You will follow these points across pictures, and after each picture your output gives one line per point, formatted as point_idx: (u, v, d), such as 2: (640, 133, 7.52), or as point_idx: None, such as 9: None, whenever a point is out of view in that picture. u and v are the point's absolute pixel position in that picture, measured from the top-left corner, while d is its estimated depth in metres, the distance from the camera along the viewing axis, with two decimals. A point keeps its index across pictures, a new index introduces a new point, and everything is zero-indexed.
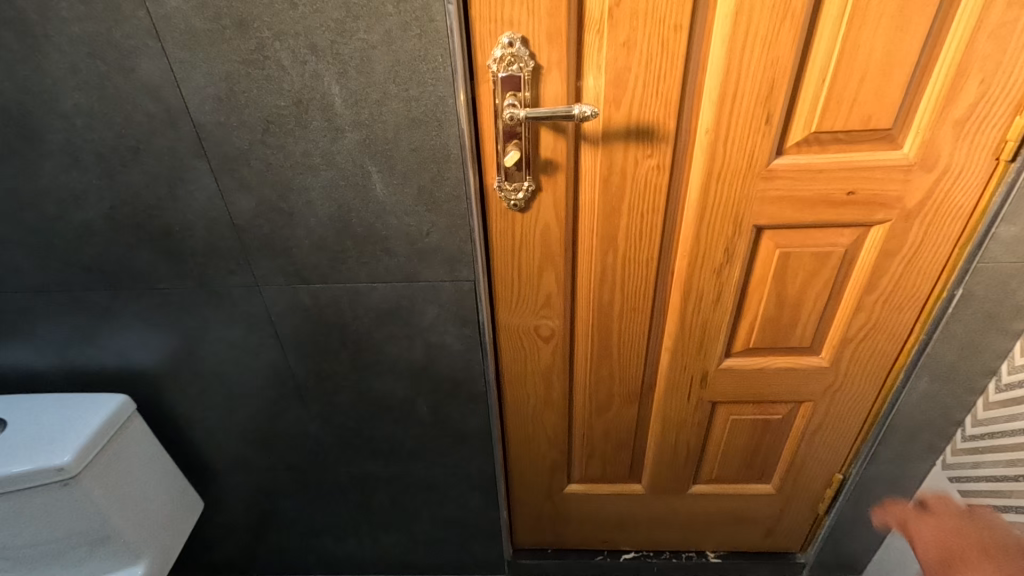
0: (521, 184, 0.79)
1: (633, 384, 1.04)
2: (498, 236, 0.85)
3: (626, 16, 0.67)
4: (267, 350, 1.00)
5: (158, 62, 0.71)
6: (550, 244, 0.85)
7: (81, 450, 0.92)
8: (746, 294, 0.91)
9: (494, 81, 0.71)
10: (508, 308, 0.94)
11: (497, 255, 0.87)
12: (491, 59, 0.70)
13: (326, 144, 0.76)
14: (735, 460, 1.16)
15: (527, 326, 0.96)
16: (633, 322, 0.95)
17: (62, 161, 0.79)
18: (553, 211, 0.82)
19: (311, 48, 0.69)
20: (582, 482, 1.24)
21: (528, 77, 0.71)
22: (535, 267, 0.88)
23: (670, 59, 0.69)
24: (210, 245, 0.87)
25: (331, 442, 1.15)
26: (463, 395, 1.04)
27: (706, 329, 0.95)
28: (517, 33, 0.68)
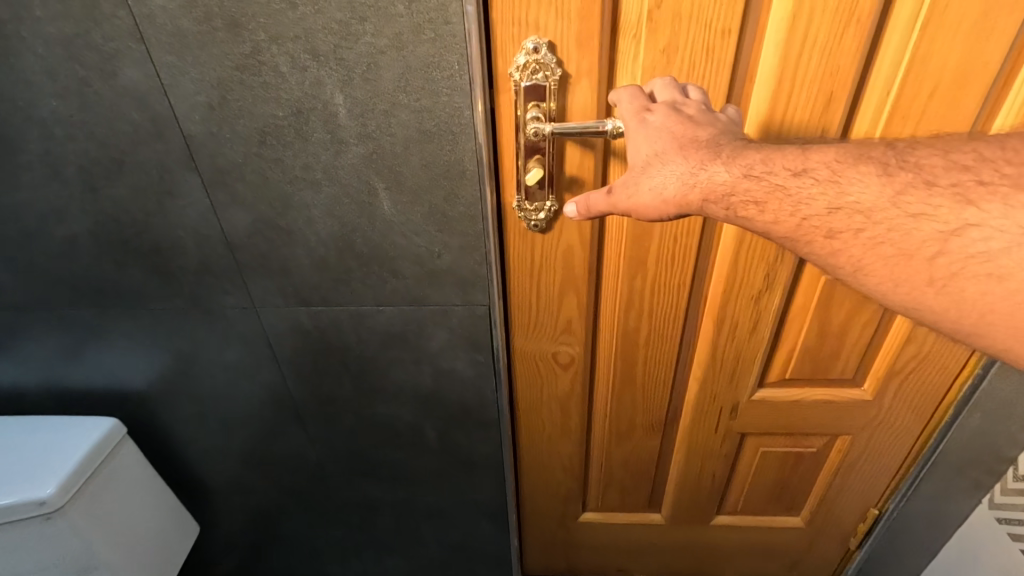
0: (542, 203, 0.71)
1: (656, 413, 0.96)
2: (515, 258, 0.78)
3: (667, 18, 0.59)
4: (264, 373, 0.93)
5: (143, 68, 0.64)
6: (573, 267, 0.78)
7: (64, 482, 0.87)
8: (785, 322, 0.84)
9: (516, 91, 0.63)
10: (524, 333, 0.87)
11: (515, 278, 0.80)
12: (514, 66, 0.62)
13: (328, 158, 0.69)
14: (762, 493, 1.09)
15: (545, 352, 0.89)
16: (659, 350, 0.87)
17: (42, 174, 0.72)
18: (578, 232, 0.75)
19: (312, 53, 0.61)
20: (598, 511, 1.17)
21: (554, 87, 0.63)
22: (555, 291, 0.81)
23: (715, 67, 0.61)
24: (203, 263, 0.80)
25: (331, 467, 1.08)
26: (473, 423, 0.97)
27: (739, 358, 0.87)
28: (543, 37, 0.61)
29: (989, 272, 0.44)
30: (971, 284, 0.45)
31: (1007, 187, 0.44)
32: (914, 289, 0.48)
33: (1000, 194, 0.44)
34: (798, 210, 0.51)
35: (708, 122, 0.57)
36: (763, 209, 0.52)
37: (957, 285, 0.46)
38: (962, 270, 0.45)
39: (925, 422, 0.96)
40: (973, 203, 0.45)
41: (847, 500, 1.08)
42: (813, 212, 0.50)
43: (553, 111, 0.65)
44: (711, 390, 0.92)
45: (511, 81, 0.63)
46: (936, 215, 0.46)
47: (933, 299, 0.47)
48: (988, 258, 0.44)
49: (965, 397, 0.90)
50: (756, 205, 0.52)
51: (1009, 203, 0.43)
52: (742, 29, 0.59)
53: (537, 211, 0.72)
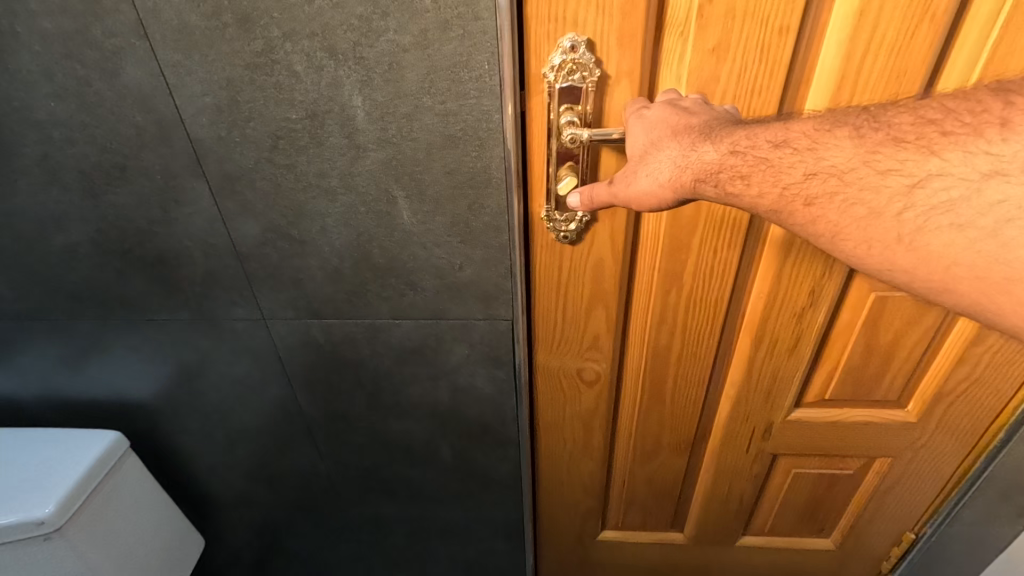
0: (573, 214, 0.67)
1: (684, 432, 0.92)
2: (541, 270, 0.73)
3: (719, 14, 0.53)
4: (273, 387, 0.89)
5: (147, 66, 0.59)
6: (602, 281, 0.73)
7: (64, 500, 0.83)
8: (827, 340, 0.78)
9: (549, 92, 0.58)
10: (548, 348, 0.82)
11: (540, 291, 0.75)
12: (548, 66, 0.57)
13: (345, 164, 0.64)
14: (791, 513, 1.04)
15: (569, 368, 0.84)
16: (691, 368, 0.82)
17: (40, 179, 0.68)
18: (610, 244, 0.70)
19: (329, 51, 0.56)
20: (617, 529, 1.12)
21: (592, 89, 0.58)
22: (583, 306, 0.76)
23: (770, 68, 0.56)
24: (210, 274, 0.75)
25: (342, 482, 1.04)
26: (491, 440, 0.93)
27: (776, 377, 0.82)
28: (581, 35, 0.56)
29: (951, 221, 0.43)
30: (937, 233, 0.44)
31: (964, 136, 0.43)
32: (886, 248, 0.46)
33: (958, 142, 0.43)
34: (779, 180, 0.49)
35: (707, 111, 0.56)
36: (749, 181, 0.50)
37: (924, 238, 0.44)
38: (927, 223, 0.44)
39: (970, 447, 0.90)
40: (936, 154, 0.44)
41: (881, 523, 1.03)
42: (792, 181, 0.49)
43: (589, 115, 0.60)
44: (744, 409, 0.87)
45: (544, 82, 0.58)
46: (903, 169, 0.45)
47: (904, 255, 0.46)
48: (949, 207, 0.43)
49: (1016, 422, 0.85)
50: (742, 179, 0.50)
51: (968, 151, 0.42)
52: (802, 24, 0.54)
53: (567, 222, 0.67)
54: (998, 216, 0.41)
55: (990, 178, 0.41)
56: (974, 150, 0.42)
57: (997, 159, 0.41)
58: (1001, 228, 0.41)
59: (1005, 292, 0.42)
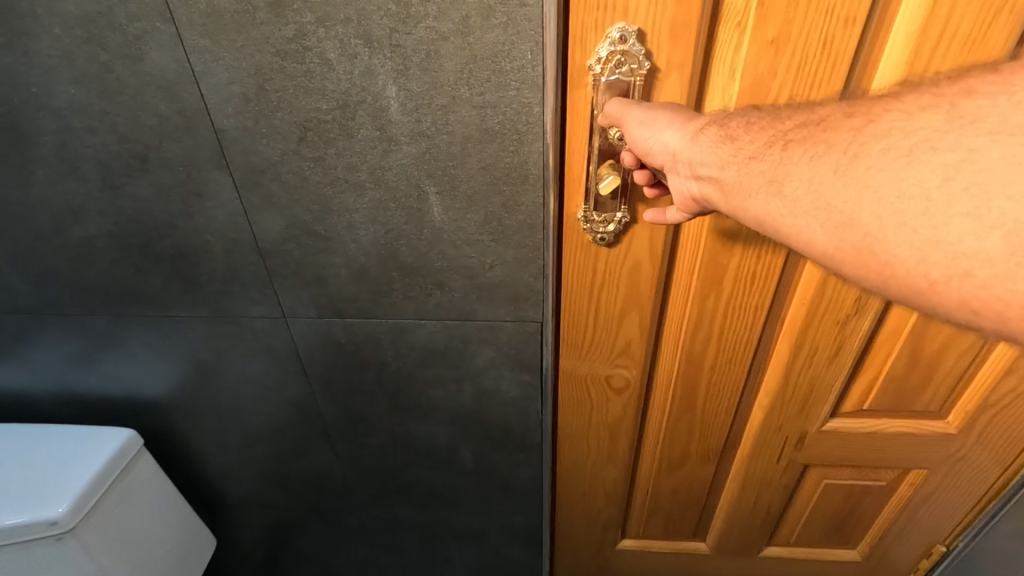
0: (612, 215, 0.64)
1: (714, 441, 0.89)
2: (573, 273, 0.69)
3: (781, 4, 0.50)
4: (292, 387, 0.87)
5: (172, 52, 0.56)
6: (638, 284, 0.70)
7: (77, 500, 0.81)
8: (868, 351, 0.76)
9: (594, 85, 0.55)
10: (576, 355, 0.78)
11: (571, 295, 0.71)
12: (595, 58, 0.54)
13: (375, 158, 0.61)
14: (819, 523, 1.02)
15: (598, 375, 0.80)
16: (726, 376, 0.79)
17: (58, 169, 0.65)
18: (648, 248, 0.67)
19: (364, 38, 0.53)
20: (636, 538, 1.09)
21: (640, 83, 0.55)
22: (616, 310, 0.72)
23: (831, 59, 0.53)
24: (230, 271, 0.73)
25: (358, 484, 1.02)
26: (514, 443, 0.90)
27: (813, 387, 0.80)
28: (631, 25, 0.52)
29: (883, 146, 0.36)
30: (870, 159, 0.36)
31: (922, 85, 0.38)
32: (816, 176, 0.39)
33: (917, 90, 0.37)
34: (768, 125, 0.44)
35: None
36: (749, 129, 0.45)
37: (856, 165, 0.37)
38: (860, 149, 0.37)
39: (1009, 463, 0.87)
40: (896, 97, 0.38)
41: (911, 536, 1.00)
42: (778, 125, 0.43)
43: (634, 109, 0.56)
44: (776, 419, 0.84)
45: (589, 73, 0.55)
46: (862, 110, 0.39)
47: (828, 181, 0.38)
48: (884, 133, 0.36)
49: None
50: (742, 130, 0.45)
51: (921, 92, 0.37)
52: (869, 14, 0.51)
53: (605, 223, 0.64)
54: (918, 139, 0.35)
55: (923, 109, 0.35)
56: (924, 92, 0.37)
57: (938, 94, 0.36)
58: (915, 149, 0.35)
59: (897, 218, 0.35)
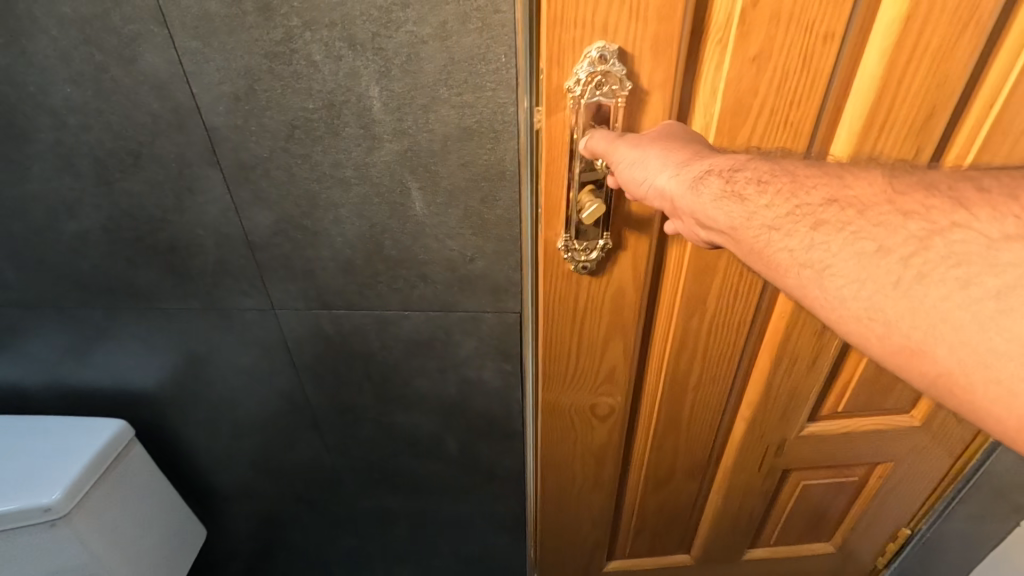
0: (594, 243, 0.60)
1: (700, 452, 0.90)
2: (553, 307, 0.66)
3: (764, 19, 0.46)
4: (281, 378, 0.89)
5: (164, 53, 0.59)
6: (623, 313, 0.68)
7: (71, 487, 0.83)
8: (842, 358, 0.80)
9: (574, 108, 0.50)
10: (561, 390, 0.75)
11: (554, 330, 0.68)
12: (573, 80, 0.49)
13: (360, 155, 0.64)
14: (797, 519, 1.05)
15: (583, 406, 0.78)
16: (710, 391, 0.81)
17: (53, 165, 0.68)
18: (631, 276, 0.64)
19: (348, 41, 0.56)
20: (623, 558, 1.08)
21: (622, 106, 0.50)
22: (601, 341, 0.70)
23: (811, 77, 0.49)
24: (221, 264, 0.76)
25: (347, 475, 1.04)
26: (497, 432, 0.94)
27: (793, 395, 0.83)
28: (613, 43, 0.47)
29: (960, 276, 0.31)
30: (937, 284, 0.32)
31: (1000, 195, 0.32)
32: (876, 290, 0.34)
33: (986, 197, 0.33)
34: (792, 192, 0.39)
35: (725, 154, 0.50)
36: (765, 188, 0.40)
37: (924, 289, 0.32)
38: (932, 271, 0.32)
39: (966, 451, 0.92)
40: (965, 206, 0.33)
41: (881, 526, 1.05)
42: (807, 199, 0.38)
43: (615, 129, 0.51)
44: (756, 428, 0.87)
45: (569, 96, 0.50)
46: (924, 213, 0.34)
47: (896, 308, 0.33)
48: (961, 259, 0.31)
49: None
50: (756, 189, 0.41)
51: (999, 208, 0.32)
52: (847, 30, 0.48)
53: (588, 252, 0.60)
54: (1009, 281, 0.30)
55: (1013, 241, 0.30)
56: (1006, 209, 0.31)
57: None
58: (1007, 294, 0.29)
59: (972, 371, 0.31)
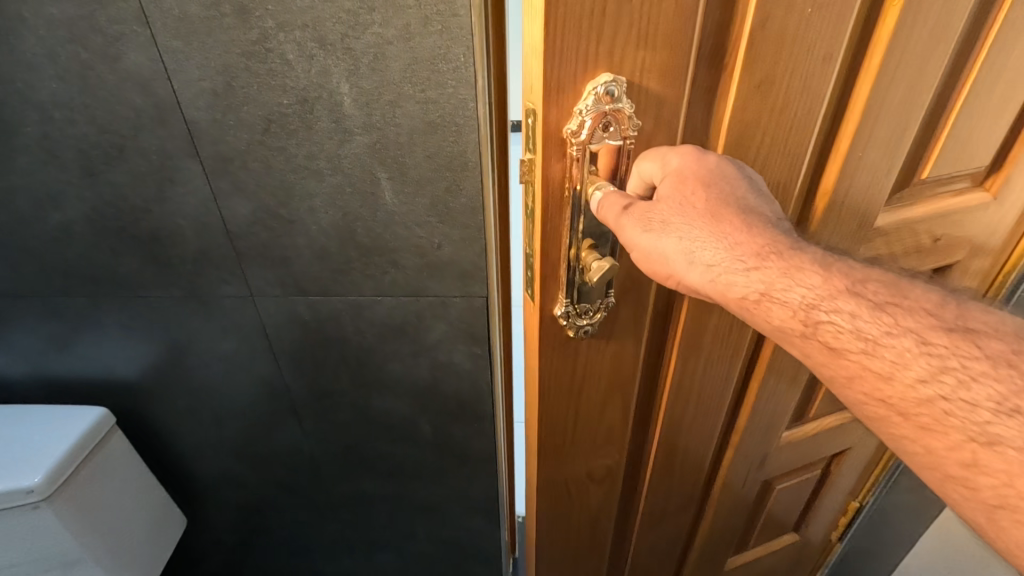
0: (597, 299, 0.56)
1: (691, 483, 0.87)
2: (548, 353, 0.60)
3: (769, 46, 0.46)
4: (260, 364, 0.93)
5: (148, 52, 0.63)
6: (619, 350, 0.63)
7: (52, 470, 0.88)
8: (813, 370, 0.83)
9: (581, 153, 0.47)
10: (556, 436, 0.68)
11: (549, 378, 0.62)
12: (579, 122, 0.45)
13: (332, 147, 0.69)
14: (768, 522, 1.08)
15: (578, 450, 0.71)
16: (702, 423, 0.77)
17: (39, 157, 0.71)
18: (634, 325, 0.62)
19: (319, 41, 0.61)
20: None
21: (628, 145, 0.48)
22: (596, 382, 0.64)
23: (810, 100, 0.51)
24: (202, 252, 0.80)
25: (326, 461, 1.08)
26: (468, 414, 0.98)
27: (773, 412, 0.83)
28: (618, 76, 0.44)
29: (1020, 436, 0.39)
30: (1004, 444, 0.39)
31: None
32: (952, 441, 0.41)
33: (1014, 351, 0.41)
34: (857, 324, 0.44)
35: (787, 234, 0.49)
36: (835, 324, 0.45)
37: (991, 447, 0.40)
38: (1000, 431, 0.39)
39: None
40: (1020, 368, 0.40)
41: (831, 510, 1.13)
42: (872, 332, 0.44)
43: (618, 179, 0.50)
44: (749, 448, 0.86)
45: (573, 140, 0.47)
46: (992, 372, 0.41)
47: (972, 459, 0.40)
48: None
49: None
50: (814, 316, 0.46)
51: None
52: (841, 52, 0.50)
53: (588, 313, 0.57)
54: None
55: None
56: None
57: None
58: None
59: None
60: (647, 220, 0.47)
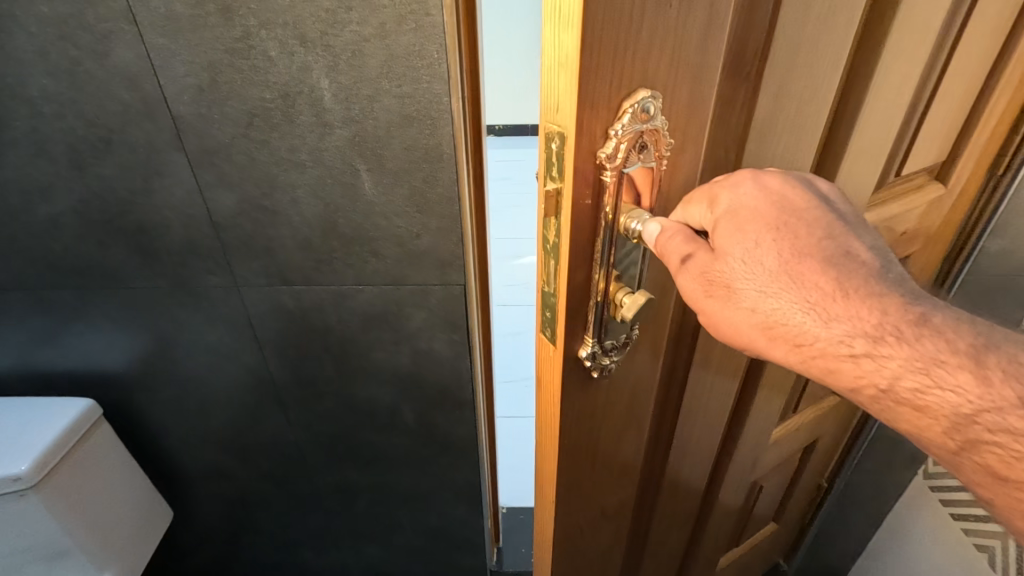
0: (620, 335, 0.49)
1: (693, 505, 0.82)
2: (572, 401, 0.50)
3: (783, 57, 0.43)
4: (246, 354, 0.96)
5: (135, 49, 0.66)
6: (638, 382, 0.56)
7: (39, 458, 0.90)
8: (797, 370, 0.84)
9: (615, 178, 0.40)
10: (576, 491, 0.58)
11: (572, 429, 0.52)
12: (615, 145, 0.38)
13: (314, 140, 0.73)
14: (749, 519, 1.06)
15: (596, 498, 0.62)
16: (707, 440, 0.73)
17: (29, 151, 0.74)
18: (651, 355, 0.56)
19: (300, 39, 0.65)
20: None
21: (661, 168, 0.42)
22: (617, 421, 0.57)
23: (810, 116, 0.49)
24: (188, 243, 0.82)
25: (312, 451, 1.11)
26: (449, 402, 1.01)
27: (767, 417, 0.82)
28: (651, 90, 0.38)
29: None
30: None
31: None
32: None
33: None
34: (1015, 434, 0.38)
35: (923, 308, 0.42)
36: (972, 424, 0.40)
37: None
38: None
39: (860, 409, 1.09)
40: None
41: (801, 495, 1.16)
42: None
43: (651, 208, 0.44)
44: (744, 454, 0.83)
45: (608, 166, 0.39)
46: None
47: None
48: None
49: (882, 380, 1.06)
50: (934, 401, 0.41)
51: None
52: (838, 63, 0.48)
53: (611, 350, 0.49)
54: None
55: None
56: None
57: None
58: None
59: None
60: (711, 284, 0.42)
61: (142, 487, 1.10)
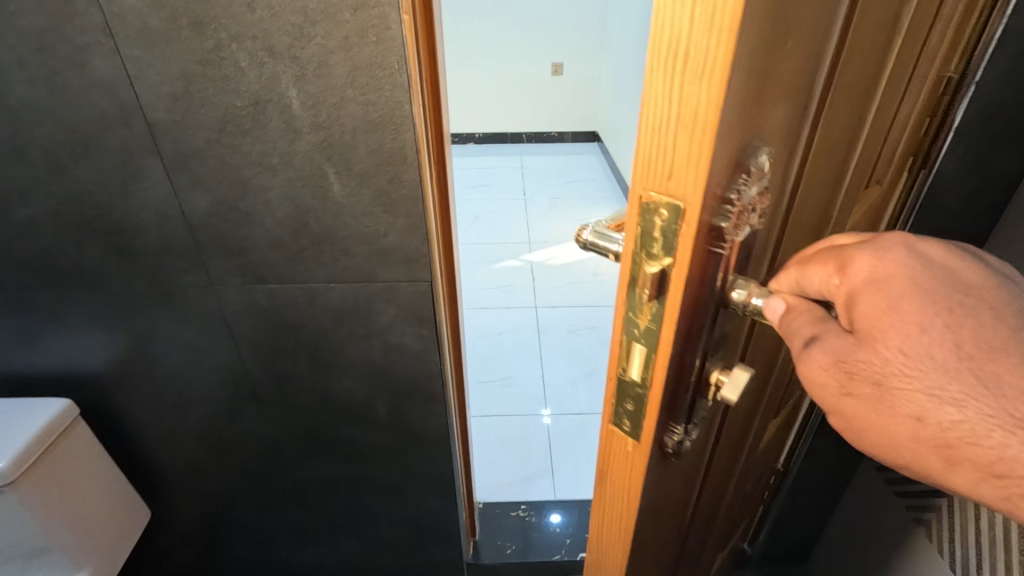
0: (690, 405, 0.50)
1: (710, 515, 0.86)
2: (654, 468, 0.50)
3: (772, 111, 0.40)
4: (221, 351, 0.99)
5: (112, 60, 0.71)
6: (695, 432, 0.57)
7: (16, 457, 0.94)
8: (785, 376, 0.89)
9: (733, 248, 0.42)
10: (646, 539, 0.58)
11: (652, 490, 0.52)
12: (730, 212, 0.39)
13: (283, 145, 0.77)
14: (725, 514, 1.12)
15: (658, 536, 0.63)
16: (723, 455, 0.77)
17: (8, 157, 0.77)
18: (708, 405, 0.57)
19: (268, 50, 0.70)
20: None
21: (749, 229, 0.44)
22: (676, 468, 0.58)
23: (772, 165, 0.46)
24: (164, 244, 0.86)
25: (288, 446, 1.14)
26: (420, 395, 1.06)
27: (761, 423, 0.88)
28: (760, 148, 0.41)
29: None
30: None
31: None
32: None
33: None
34: None
35: None
36: None
37: None
38: None
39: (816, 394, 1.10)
40: None
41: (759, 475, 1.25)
42: None
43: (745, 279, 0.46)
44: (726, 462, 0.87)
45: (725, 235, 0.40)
46: None
47: None
48: None
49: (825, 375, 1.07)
50: None
51: None
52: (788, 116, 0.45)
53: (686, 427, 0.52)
54: None
55: None
56: None
57: None
58: None
59: None
60: (852, 379, 0.39)
61: (119, 486, 1.12)
